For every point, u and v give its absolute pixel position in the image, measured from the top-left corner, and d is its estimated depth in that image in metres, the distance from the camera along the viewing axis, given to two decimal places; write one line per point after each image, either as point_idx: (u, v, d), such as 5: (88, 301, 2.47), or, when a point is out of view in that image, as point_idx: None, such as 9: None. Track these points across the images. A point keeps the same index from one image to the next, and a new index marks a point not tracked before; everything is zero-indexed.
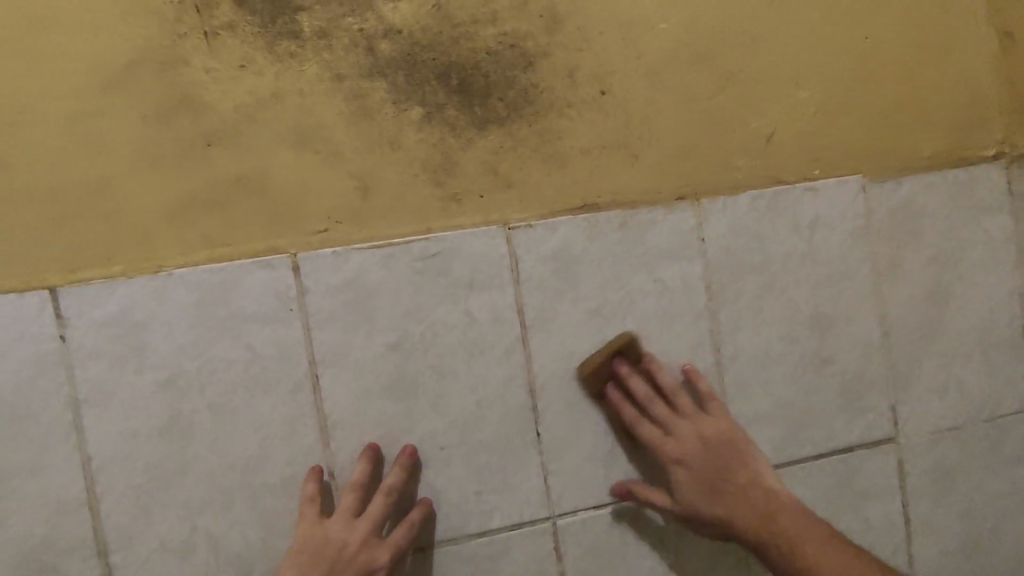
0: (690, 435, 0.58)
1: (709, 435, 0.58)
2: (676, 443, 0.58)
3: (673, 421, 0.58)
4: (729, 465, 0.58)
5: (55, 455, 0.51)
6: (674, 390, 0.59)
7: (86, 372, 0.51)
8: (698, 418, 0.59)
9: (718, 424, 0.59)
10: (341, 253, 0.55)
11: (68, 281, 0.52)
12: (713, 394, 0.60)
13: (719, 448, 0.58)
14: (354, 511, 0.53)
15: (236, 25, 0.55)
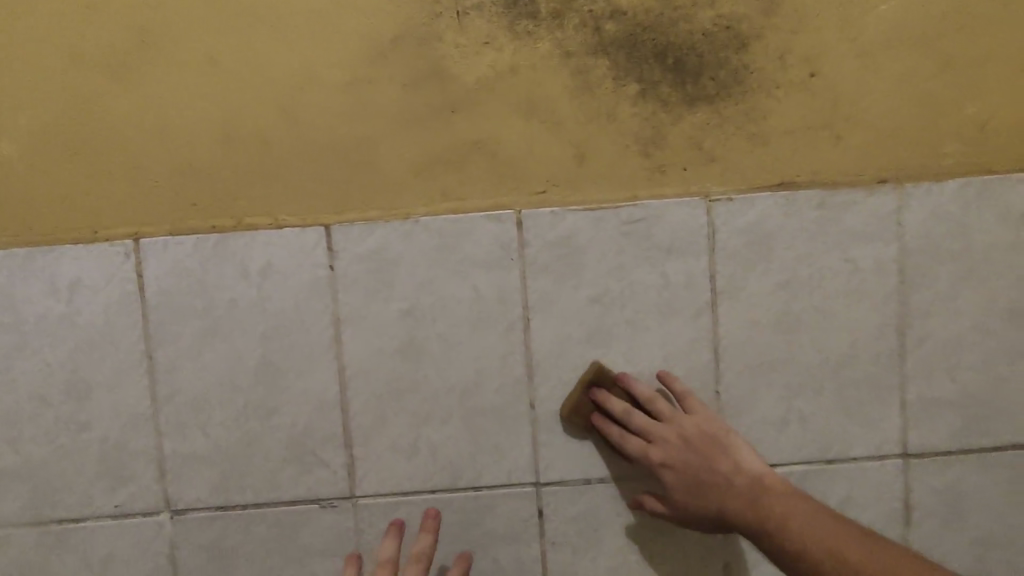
0: (673, 441, 0.61)
1: (690, 435, 0.60)
2: (660, 453, 0.61)
3: (652, 429, 0.61)
4: (713, 461, 0.60)
5: (320, 361, 0.63)
6: (648, 398, 0.62)
7: (348, 297, 0.62)
8: (675, 420, 0.61)
9: (697, 422, 0.61)
10: (558, 213, 0.62)
11: (337, 221, 0.62)
12: (688, 393, 0.62)
13: (700, 461, 0.60)
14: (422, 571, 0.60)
15: (483, 5, 0.62)
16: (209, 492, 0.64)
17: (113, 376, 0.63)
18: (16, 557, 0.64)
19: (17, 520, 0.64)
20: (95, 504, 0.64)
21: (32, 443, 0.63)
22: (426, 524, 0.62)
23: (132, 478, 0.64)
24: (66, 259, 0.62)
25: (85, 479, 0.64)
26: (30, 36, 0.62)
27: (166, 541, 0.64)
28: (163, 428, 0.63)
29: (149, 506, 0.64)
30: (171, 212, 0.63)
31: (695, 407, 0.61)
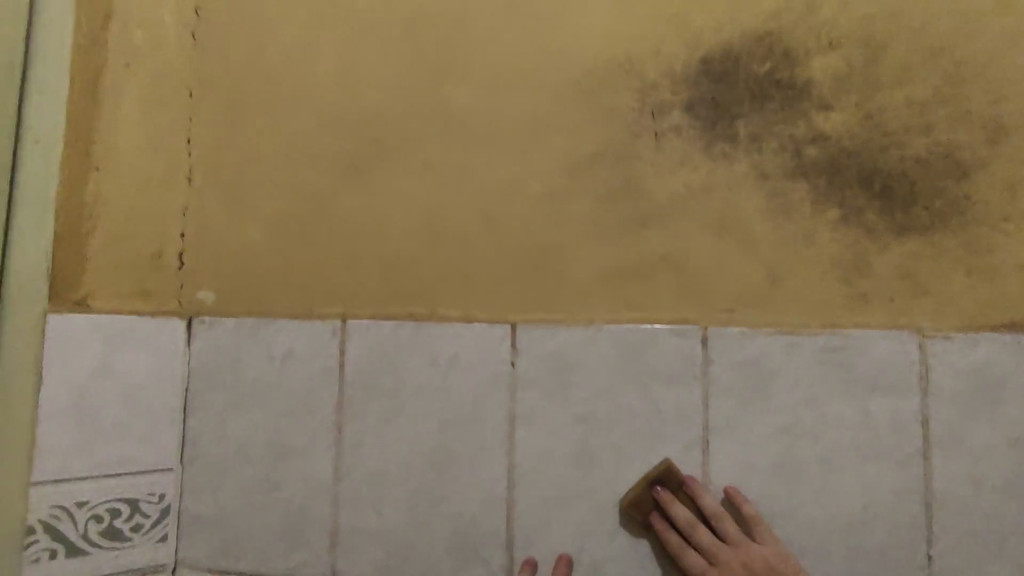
0: (732, 568, 0.56)
1: (755, 564, 0.55)
2: None
3: (716, 546, 0.57)
4: None
5: (492, 454, 0.64)
6: (717, 514, 0.58)
7: (526, 395, 0.64)
8: (743, 547, 0.56)
9: (768, 553, 0.55)
10: (747, 333, 0.60)
11: (523, 320, 0.65)
12: (760, 518, 0.57)
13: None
14: None
15: (682, 128, 0.64)
16: (372, 570, 0.66)
17: (306, 443, 0.69)
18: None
19: (205, 565, 0.69)
20: (272, 563, 0.68)
21: (229, 494, 0.70)
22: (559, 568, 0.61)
23: (308, 543, 0.67)
24: (284, 331, 0.71)
25: (267, 537, 0.68)
26: (288, 142, 0.74)
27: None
28: (340, 499, 0.67)
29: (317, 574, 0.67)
30: (376, 297, 0.70)
31: (766, 533, 0.56)
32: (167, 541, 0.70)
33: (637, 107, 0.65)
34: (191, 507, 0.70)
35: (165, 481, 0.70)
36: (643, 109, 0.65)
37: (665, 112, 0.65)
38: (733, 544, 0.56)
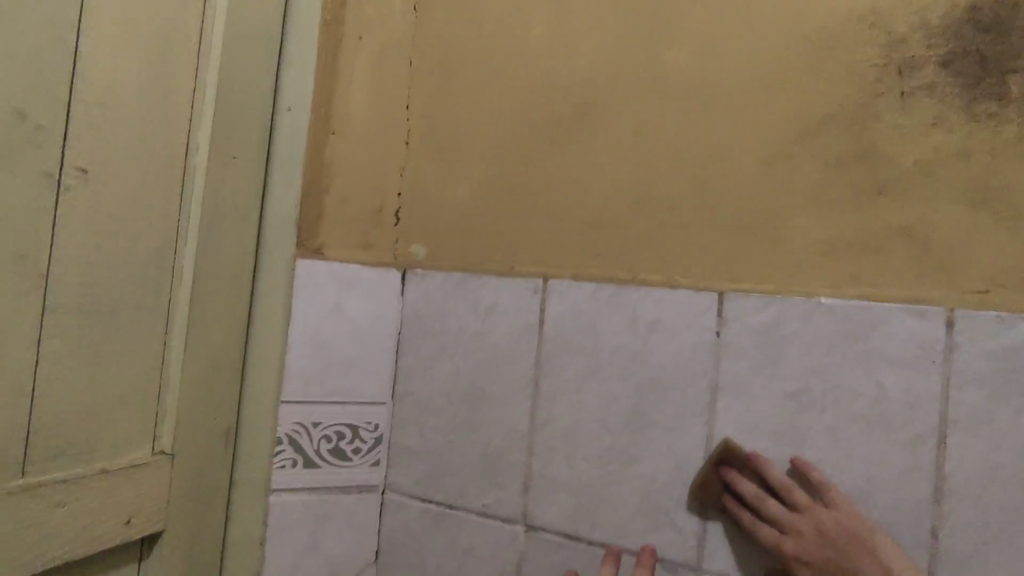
0: (805, 530, 0.56)
1: (828, 526, 0.55)
2: (790, 538, 0.56)
3: (783, 516, 0.57)
4: (855, 554, 0.54)
5: (692, 422, 0.64)
6: (785, 486, 0.58)
7: (732, 365, 0.63)
8: (813, 513, 0.56)
9: (838, 515, 0.55)
10: (1006, 319, 0.54)
11: (733, 289, 0.64)
12: (829, 483, 0.57)
13: (839, 556, 0.54)
14: None
15: (935, 85, 0.58)
16: (563, 519, 0.69)
17: (505, 392, 0.73)
18: (402, 521, 0.77)
19: (409, 492, 0.77)
20: (469, 499, 0.74)
21: (434, 432, 0.76)
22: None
23: (502, 485, 0.72)
24: (488, 286, 0.76)
25: (466, 474, 0.74)
26: (499, 108, 0.78)
27: (517, 551, 0.71)
28: (536, 448, 0.71)
29: (510, 515, 0.72)
30: (577, 260, 0.72)
31: (837, 497, 0.56)
32: (379, 466, 0.79)
33: (880, 63, 0.59)
34: (399, 439, 0.79)
35: (379, 413, 0.78)
36: (887, 65, 0.59)
37: (916, 68, 0.58)
38: (788, 514, 0.57)
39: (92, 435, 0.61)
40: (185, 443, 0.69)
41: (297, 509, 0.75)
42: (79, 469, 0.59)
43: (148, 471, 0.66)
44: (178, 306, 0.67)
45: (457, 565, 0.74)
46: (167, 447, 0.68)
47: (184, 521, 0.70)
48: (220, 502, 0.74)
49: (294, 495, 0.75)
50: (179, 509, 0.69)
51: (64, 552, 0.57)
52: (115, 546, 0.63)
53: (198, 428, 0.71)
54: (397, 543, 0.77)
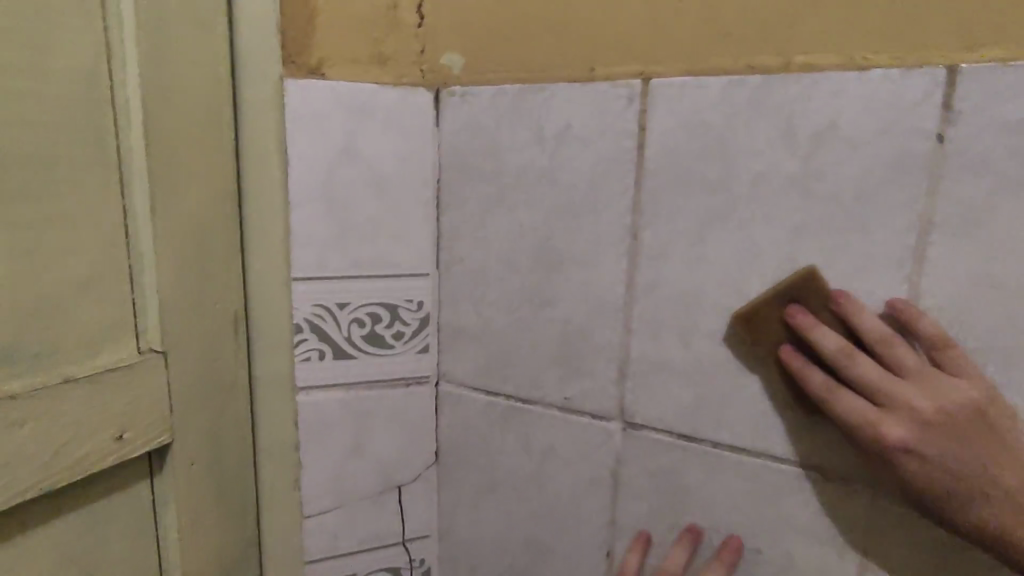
0: (925, 411, 0.38)
1: (957, 404, 0.38)
2: (895, 415, 0.39)
3: (883, 380, 0.39)
4: (976, 440, 0.37)
5: (883, 279, 0.42)
6: (884, 339, 0.40)
7: (960, 188, 0.40)
8: (927, 380, 0.39)
9: (965, 386, 0.38)
10: None
11: (974, 59, 0.39)
12: (949, 341, 0.40)
13: (959, 446, 0.37)
14: None
15: None
16: (676, 416, 0.51)
17: (590, 250, 0.52)
18: (462, 417, 0.62)
19: (468, 385, 0.61)
20: (546, 391, 0.57)
21: (494, 308, 0.58)
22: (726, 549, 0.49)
23: (589, 375, 0.54)
24: (558, 101, 0.52)
25: (539, 360, 0.56)
26: None
27: (613, 455, 0.54)
28: (635, 324, 0.51)
29: (604, 410, 0.54)
30: (697, 44, 0.47)
31: (960, 362, 0.39)
32: (429, 353, 0.62)
33: None
34: (450, 318, 0.60)
35: (422, 288, 0.60)
36: None
37: None
38: (900, 384, 0.39)
39: (45, 334, 0.47)
40: (179, 339, 0.54)
41: (332, 409, 0.60)
42: (34, 378, 0.46)
43: (138, 374, 0.52)
44: (132, 162, 0.50)
45: (535, 469, 0.59)
46: (157, 343, 0.53)
47: (200, 427, 0.57)
48: (242, 402, 0.61)
49: (327, 394, 0.59)
50: (191, 415, 0.56)
51: (35, 476, 0.46)
52: (114, 463, 0.52)
53: (192, 320, 0.55)
54: (459, 443, 0.62)
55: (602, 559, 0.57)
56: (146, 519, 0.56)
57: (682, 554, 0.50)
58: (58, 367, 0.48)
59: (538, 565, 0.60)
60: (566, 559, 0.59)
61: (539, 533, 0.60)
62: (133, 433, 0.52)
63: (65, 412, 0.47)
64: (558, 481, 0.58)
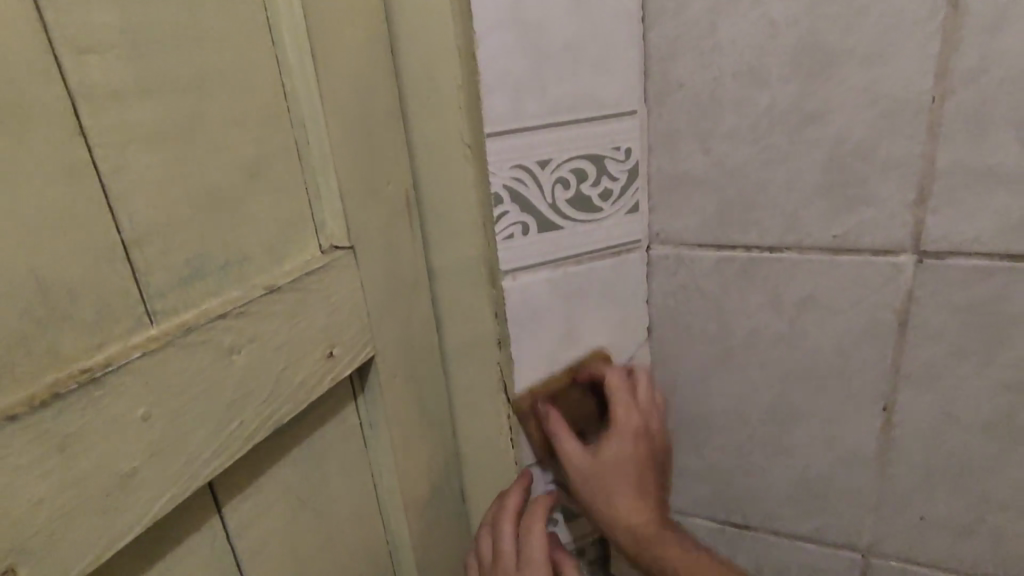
0: (625, 436, 0.56)
1: (643, 442, 0.57)
2: (609, 452, 0.56)
3: (619, 420, 0.56)
4: (637, 484, 0.56)
5: None
6: (648, 411, 0.58)
7: None
8: (643, 437, 0.56)
9: (655, 451, 0.57)
10: None
11: None
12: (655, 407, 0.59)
13: (629, 485, 0.56)
14: (514, 549, 0.55)
15: None
16: (996, 233, 0.46)
17: (877, 42, 0.44)
18: (685, 281, 0.56)
19: (692, 241, 0.54)
20: (804, 231, 0.51)
21: (734, 143, 0.50)
22: (513, 483, 0.58)
23: (874, 201, 0.48)
24: None
25: (797, 197, 0.50)
26: None
27: (900, 291, 0.50)
28: (944, 129, 0.45)
29: (890, 241, 0.49)
30: None
31: (659, 439, 0.58)
32: (638, 213, 0.54)
33: None
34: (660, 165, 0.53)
35: (628, 131, 0.51)
36: None
37: None
38: (633, 405, 0.57)
39: (226, 236, 0.36)
40: (364, 231, 0.44)
41: (540, 295, 0.54)
42: (231, 295, 0.36)
43: (335, 285, 0.42)
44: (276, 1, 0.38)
45: (779, 322, 0.54)
46: (341, 240, 0.43)
47: (393, 338, 0.49)
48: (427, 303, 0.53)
49: (533, 277, 0.53)
50: (387, 324, 0.48)
51: (260, 411, 0.37)
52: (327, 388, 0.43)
53: (370, 206, 0.45)
54: (679, 308, 0.57)
55: (876, 412, 0.55)
56: (357, 447, 0.49)
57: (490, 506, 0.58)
58: (247, 280, 0.37)
59: (787, 429, 0.59)
60: (826, 418, 0.57)
61: (790, 396, 0.57)
62: (347, 355, 0.44)
63: (274, 336, 0.38)
64: (822, 335, 0.54)
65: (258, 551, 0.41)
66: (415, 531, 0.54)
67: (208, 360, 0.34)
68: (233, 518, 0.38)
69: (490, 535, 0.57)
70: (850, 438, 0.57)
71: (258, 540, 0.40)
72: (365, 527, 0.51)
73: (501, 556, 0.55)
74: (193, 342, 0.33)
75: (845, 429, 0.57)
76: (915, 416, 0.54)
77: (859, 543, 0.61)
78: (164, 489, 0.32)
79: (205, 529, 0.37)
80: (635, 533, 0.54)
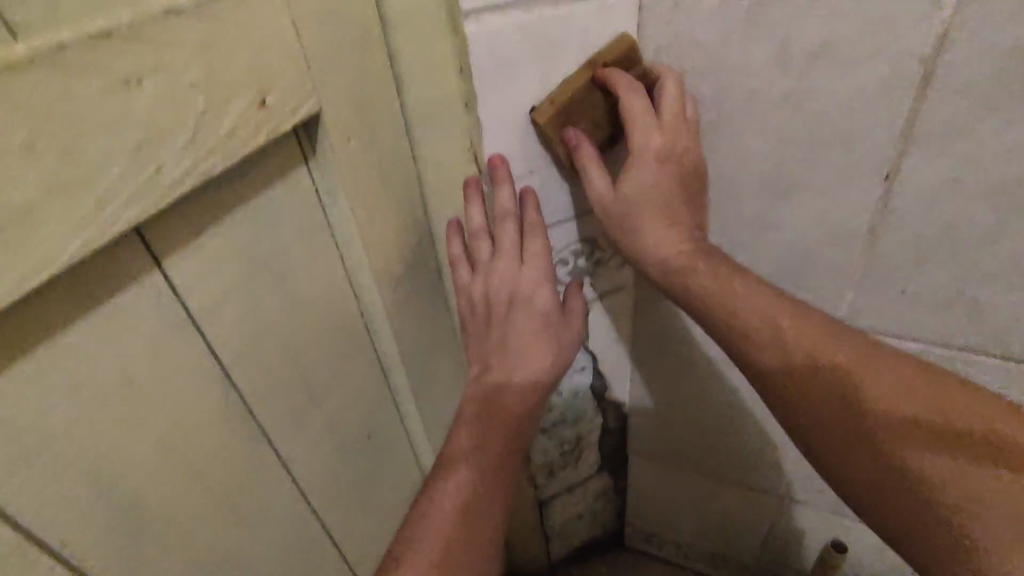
0: (648, 158, 0.56)
1: (677, 152, 0.57)
2: (632, 181, 0.57)
3: (643, 137, 0.55)
4: (667, 210, 0.58)
5: None
6: (675, 124, 0.56)
7: None
8: (671, 146, 0.56)
9: (679, 168, 0.58)
10: None
11: None
12: (684, 110, 0.56)
13: (658, 207, 0.58)
14: (516, 252, 0.62)
15: None
16: None
17: None
18: (678, 30, 0.54)
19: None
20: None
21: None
22: (497, 172, 0.59)
23: None
24: None
25: None
26: None
27: (931, 33, 0.49)
28: None
29: None
30: None
31: (688, 141, 0.57)
32: None
33: None
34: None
35: None
36: None
37: None
38: (656, 126, 0.55)
39: None
40: None
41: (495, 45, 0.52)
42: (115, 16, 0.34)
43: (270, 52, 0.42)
44: None
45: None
46: None
47: (336, 84, 0.49)
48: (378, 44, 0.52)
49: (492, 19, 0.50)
50: (325, 66, 0.47)
51: (174, 144, 0.38)
52: (267, 134, 0.45)
53: None
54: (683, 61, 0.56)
55: (880, 174, 0.58)
56: (311, 196, 0.55)
57: (477, 208, 0.61)
58: (167, 50, 0.36)
59: (790, 194, 0.63)
60: (837, 172, 0.59)
61: (789, 160, 0.60)
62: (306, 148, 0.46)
63: (175, 69, 0.37)
64: (829, 93, 0.54)
65: (196, 284, 0.47)
66: (380, 284, 0.62)
67: (98, 89, 0.34)
68: (167, 257, 0.44)
69: (484, 235, 0.62)
70: (848, 205, 0.62)
71: (202, 279, 0.47)
72: (319, 270, 0.59)
73: (499, 246, 0.62)
74: (76, 69, 0.32)
75: (846, 200, 0.61)
76: (917, 180, 0.58)
77: (841, 314, 0.71)
78: (76, 234, 0.35)
79: (135, 266, 0.42)
80: (670, 266, 0.60)
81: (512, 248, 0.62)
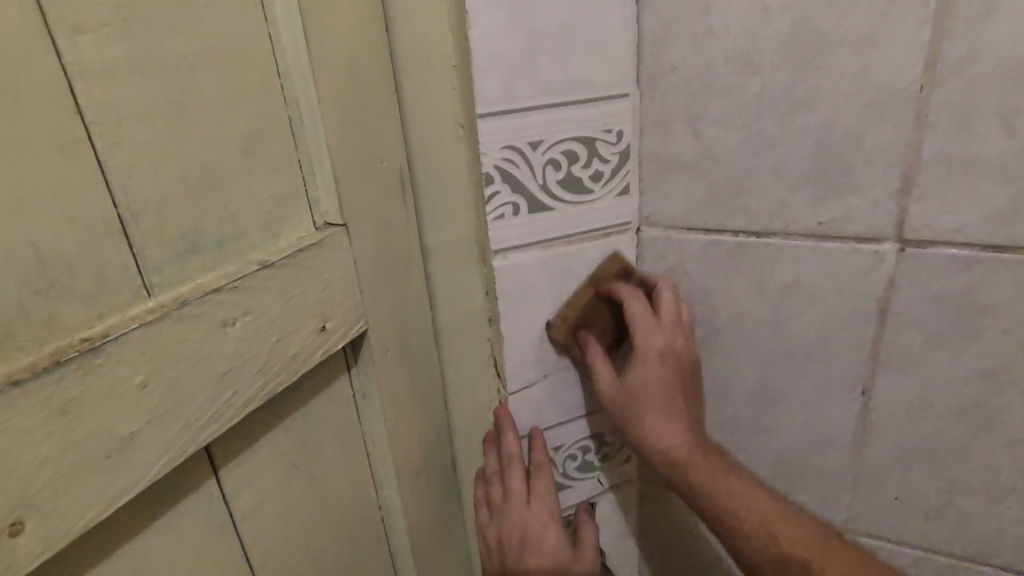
0: (650, 357, 0.53)
1: (677, 357, 0.53)
2: (639, 373, 0.53)
3: (643, 332, 0.53)
4: (676, 401, 0.53)
5: None
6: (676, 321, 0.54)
7: None
8: (672, 336, 0.53)
9: (682, 365, 0.54)
10: None
11: None
12: (676, 307, 0.54)
13: (660, 404, 0.53)
14: (524, 499, 0.59)
15: None
16: (998, 205, 0.45)
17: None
18: (671, 202, 0.54)
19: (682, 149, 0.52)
20: (828, 142, 0.47)
21: (764, 36, 0.46)
22: (504, 422, 0.59)
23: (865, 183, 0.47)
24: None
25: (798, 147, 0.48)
26: None
27: (881, 278, 0.50)
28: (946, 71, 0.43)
29: (880, 203, 0.48)
30: None
31: (681, 337, 0.54)
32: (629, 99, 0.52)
33: None
34: (654, 55, 0.50)
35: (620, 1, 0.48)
36: None
37: None
38: (656, 326, 0.53)
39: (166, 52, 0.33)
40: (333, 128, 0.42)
41: (531, 197, 0.51)
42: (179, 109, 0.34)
43: (303, 204, 0.43)
44: None
45: (782, 237, 0.51)
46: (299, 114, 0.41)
47: (371, 232, 0.47)
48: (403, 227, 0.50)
49: (522, 173, 0.50)
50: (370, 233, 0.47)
51: (214, 236, 0.37)
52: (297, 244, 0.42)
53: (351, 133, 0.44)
54: (668, 251, 0.56)
55: (854, 395, 0.55)
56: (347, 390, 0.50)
57: (494, 453, 0.60)
58: (224, 204, 0.37)
59: (767, 411, 0.59)
60: (810, 396, 0.57)
61: (771, 378, 0.57)
62: (335, 318, 0.45)
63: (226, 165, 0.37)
64: (804, 309, 0.53)
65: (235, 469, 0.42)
66: (405, 490, 0.56)
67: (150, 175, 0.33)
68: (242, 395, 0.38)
69: (497, 482, 0.60)
70: (830, 420, 0.57)
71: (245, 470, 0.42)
72: (350, 458, 0.52)
73: (511, 493, 0.59)
74: (136, 156, 0.32)
75: (822, 414, 0.57)
76: (893, 405, 0.54)
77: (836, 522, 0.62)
78: (163, 452, 0.35)
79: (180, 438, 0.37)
80: (676, 458, 0.53)
81: (525, 497, 0.59)
